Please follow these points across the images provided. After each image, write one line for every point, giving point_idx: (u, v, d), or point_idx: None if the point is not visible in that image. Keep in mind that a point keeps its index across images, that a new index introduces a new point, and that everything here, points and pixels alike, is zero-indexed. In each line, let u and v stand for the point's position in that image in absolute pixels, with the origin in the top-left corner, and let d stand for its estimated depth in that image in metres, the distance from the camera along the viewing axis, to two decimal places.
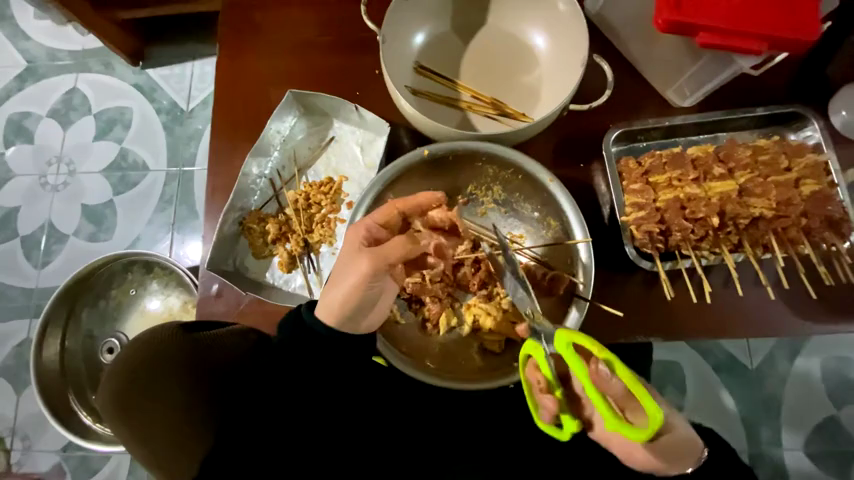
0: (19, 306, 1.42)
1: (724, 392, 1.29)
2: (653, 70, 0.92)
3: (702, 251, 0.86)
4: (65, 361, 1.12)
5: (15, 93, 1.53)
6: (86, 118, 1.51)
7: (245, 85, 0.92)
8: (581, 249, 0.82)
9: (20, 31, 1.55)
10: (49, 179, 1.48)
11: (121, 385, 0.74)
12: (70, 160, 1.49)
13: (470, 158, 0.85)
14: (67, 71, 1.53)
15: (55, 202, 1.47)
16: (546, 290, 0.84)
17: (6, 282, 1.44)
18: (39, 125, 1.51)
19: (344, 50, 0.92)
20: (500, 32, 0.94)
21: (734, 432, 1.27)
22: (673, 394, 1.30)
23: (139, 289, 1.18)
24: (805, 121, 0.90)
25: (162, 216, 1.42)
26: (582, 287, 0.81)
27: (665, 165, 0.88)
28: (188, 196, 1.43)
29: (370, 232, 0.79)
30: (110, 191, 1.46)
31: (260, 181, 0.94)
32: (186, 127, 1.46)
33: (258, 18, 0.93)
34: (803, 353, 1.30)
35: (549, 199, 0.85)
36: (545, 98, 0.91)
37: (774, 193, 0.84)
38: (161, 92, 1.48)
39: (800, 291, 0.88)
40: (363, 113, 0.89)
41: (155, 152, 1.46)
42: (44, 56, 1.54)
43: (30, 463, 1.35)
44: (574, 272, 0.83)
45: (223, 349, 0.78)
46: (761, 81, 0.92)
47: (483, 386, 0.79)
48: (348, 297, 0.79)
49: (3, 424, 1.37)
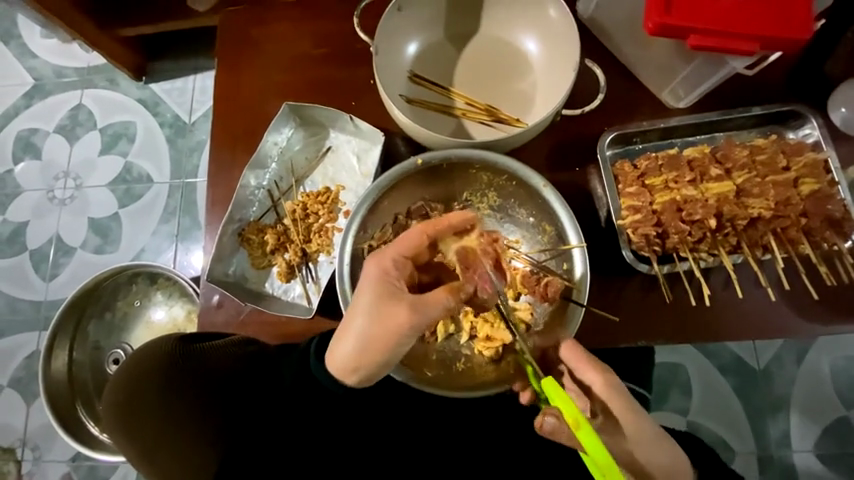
0: (29, 319, 1.45)
1: (731, 394, 1.27)
2: (647, 73, 0.92)
3: (700, 253, 0.85)
4: (73, 373, 1.15)
5: (23, 110, 1.57)
6: (92, 133, 1.54)
7: (240, 98, 0.94)
8: (576, 255, 0.83)
9: (28, 50, 1.59)
10: (56, 194, 1.52)
11: (123, 398, 0.82)
12: (77, 175, 1.52)
13: (465, 165, 0.85)
14: (73, 88, 1.57)
15: (62, 216, 1.50)
16: (542, 294, 0.84)
17: (16, 296, 1.47)
18: (46, 141, 1.55)
19: (338, 61, 0.93)
20: (493, 38, 0.95)
21: (742, 434, 1.25)
22: (678, 397, 1.28)
23: (143, 300, 1.19)
24: (803, 119, 0.89)
25: (166, 227, 1.45)
26: (577, 292, 0.82)
27: (661, 167, 0.87)
28: (191, 207, 1.46)
29: (394, 265, 0.73)
30: (116, 204, 1.49)
31: (258, 192, 0.95)
32: (189, 139, 1.49)
33: (253, 32, 0.95)
34: (811, 353, 1.28)
35: (542, 206, 0.86)
36: (538, 104, 0.91)
37: (772, 193, 0.83)
38: (164, 106, 1.52)
39: (801, 292, 0.87)
40: (358, 123, 0.90)
41: (159, 164, 1.49)
42: (51, 74, 1.58)
43: (42, 473, 1.38)
44: (570, 277, 0.84)
45: (214, 361, 0.80)
46: (757, 80, 0.92)
47: (476, 394, 0.80)
48: (364, 344, 0.73)
49: (13, 436, 1.40)
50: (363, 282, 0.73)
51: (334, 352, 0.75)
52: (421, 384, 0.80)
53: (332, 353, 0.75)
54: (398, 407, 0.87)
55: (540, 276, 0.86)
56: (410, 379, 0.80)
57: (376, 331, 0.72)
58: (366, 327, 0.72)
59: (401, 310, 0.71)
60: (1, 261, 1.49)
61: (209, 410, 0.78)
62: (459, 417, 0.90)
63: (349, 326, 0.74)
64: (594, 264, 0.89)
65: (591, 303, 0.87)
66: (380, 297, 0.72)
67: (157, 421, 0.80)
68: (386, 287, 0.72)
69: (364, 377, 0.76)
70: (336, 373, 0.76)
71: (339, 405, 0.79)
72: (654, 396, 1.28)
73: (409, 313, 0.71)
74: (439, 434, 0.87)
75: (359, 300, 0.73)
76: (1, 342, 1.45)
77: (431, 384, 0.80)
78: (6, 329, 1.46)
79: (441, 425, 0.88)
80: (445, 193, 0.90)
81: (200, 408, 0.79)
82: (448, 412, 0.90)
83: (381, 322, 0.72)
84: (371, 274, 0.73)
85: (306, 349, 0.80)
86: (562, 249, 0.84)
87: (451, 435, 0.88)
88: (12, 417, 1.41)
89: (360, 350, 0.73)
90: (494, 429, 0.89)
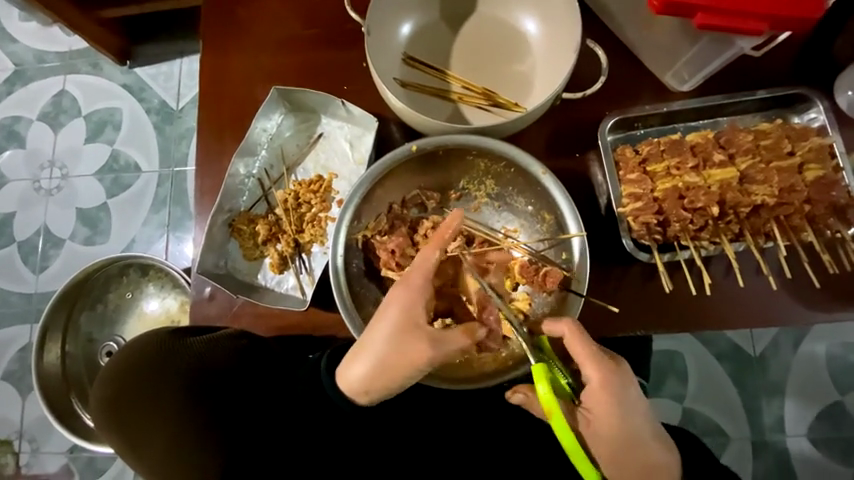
0: (19, 311, 1.44)
1: (726, 380, 1.28)
2: (650, 55, 0.89)
3: (701, 242, 0.83)
4: (67, 366, 1.13)
5: (4, 96, 1.53)
6: (77, 120, 1.50)
7: (228, 84, 0.90)
8: (575, 244, 0.81)
9: (7, 33, 1.54)
10: (42, 183, 1.48)
11: (108, 393, 0.80)
12: (63, 163, 1.49)
13: (461, 152, 0.82)
14: (55, 74, 1.52)
15: (50, 206, 1.47)
16: (540, 284, 0.82)
17: (5, 288, 1.45)
18: (29, 129, 1.51)
19: (329, 44, 0.90)
20: (491, 19, 0.91)
21: (737, 419, 1.26)
22: (673, 385, 1.28)
23: (135, 292, 1.17)
24: (809, 102, 0.86)
25: (156, 218, 1.43)
26: (577, 282, 0.80)
27: (663, 152, 0.85)
28: (181, 196, 1.43)
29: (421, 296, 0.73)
30: (104, 194, 1.46)
31: (248, 181, 0.92)
32: (178, 126, 1.46)
33: (240, 14, 0.91)
34: (807, 339, 1.28)
35: (541, 193, 0.83)
36: (537, 87, 0.88)
37: (776, 179, 0.81)
38: (151, 92, 1.48)
39: (803, 282, 0.85)
40: (350, 108, 0.86)
41: (146, 152, 1.46)
42: (32, 59, 1.53)
43: (39, 465, 1.38)
44: (569, 267, 0.82)
45: (206, 357, 0.79)
46: (763, 63, 0.89)
47: (474, 386, 0.77)
48: (378, 367, 0.73)
49: (10, 428, 1.40)
50: (384, 309, 0.73)
51: (347, 368, 0.74)
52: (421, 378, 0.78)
53: (345, 368, 0.74)
54: (406, 404, 0.86)
55: (538, 265, 0.84)
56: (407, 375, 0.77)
57: (393, 358, 0.72)
58: (383, 353, 0.72)
59: (421, 345, 0.71)
60: None
61: (201, 404, 0.77)
62: (459, 409, 0.87)
63: (364, 347, 0.73)
64: (595, 253, 0.87)
65: (591, 294, 0.86)
66: (402, 327, 0.72)
67: (142, 413, 0.78)
68: (410, 319, 0.72)
69: (376, 397, 0.76)
70: (345, 389, 0.75)
71: (348, 420, 0.78)
72: (651, 383, 1.28)
73: (428, 348, 0.71)
74: (440, 427, 0.85)
75: (378, 325, 0.73)
76: None
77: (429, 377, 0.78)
78: None
79: (443, 414, 0.86)
80: (441, 180, 0.88)
81: (194, 402, 0.77)
82: (448, 404, 0.87)
83: (399, 351, 0.72)
84: (397, 301, 0.73)
85: (315, 364, 0.78)
86: (561, 238, 0.82)
87: (456, 430, 0.85)
88: (8, 409, 1.40)
89: (375, 372, 0.73)
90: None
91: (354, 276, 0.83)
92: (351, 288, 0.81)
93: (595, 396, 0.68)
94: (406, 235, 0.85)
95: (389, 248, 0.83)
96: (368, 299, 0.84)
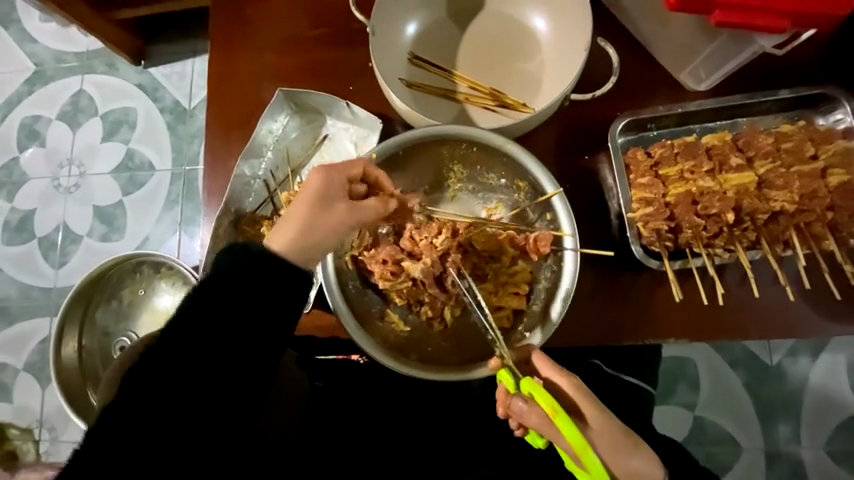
0: (41, 305, 1.49)
1: (739, 386, 1.24)
2: (667, 53, 0.85)
3: (715, 249, 0.80)
4: (83, 361, 1.09)
5: (25, 96, 1.58)
6: (93, 119, 1.55)
7: (233, 84, 0.91)
8: (557, 204, 0.75)
9: (29, 35, 1.59)
10: (61, 181, 1.53)
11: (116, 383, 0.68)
12: (81, 162, 1.53)
13: (421, 148, 0.78)
14: (73, 73, 1.57)
15: (69, 203, 1.52)
16: (534, 250, 0.77)
17: (28, 282, 1.50)
18: (49, 128, 1.56)
19: (337, 44, 0.90)
20: (501, 17, 0.89)
21: (748, 427, 1.22)
22: (685, 391, 1.24)
23: (147, 289, 1.09)
24: (835, 103, 0.82)
25: (169, 215, 1.47)
26: (570, 237, 0.74)
27: (677, 155, 0.81)
28: (193, 193, 1.47)
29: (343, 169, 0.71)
30: (120, 192, 1.50)
31: (255, 182, 0.90)
32: (190, 126, 1.50)
33: (248, 15, 0.91)
34: (828, 350, 1.23)
35: (508, 163, 0.78)
36: (547, 86, 0.86)
37: (797, 185, 0.77)
38: (164, 91, 1.52)
39: (822, 292, 0.82)
40: (355, 110, 0.86)
41: (159, 151, 1.50)
42: (51, 60, 1.58)
43: (57, 453, 1.42)
44: (557, 226, 0.76)
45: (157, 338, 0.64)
46: (783, 64, 0.85)
47: (466, 377, 0.73)
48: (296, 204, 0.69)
49: (31, 417, 1.45)
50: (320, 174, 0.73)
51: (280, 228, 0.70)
52: (430, 375, 0.73)
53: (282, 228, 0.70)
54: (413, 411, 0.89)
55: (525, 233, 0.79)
56: (407, 368, 0.73)
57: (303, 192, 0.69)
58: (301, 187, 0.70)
59: (317, 178, 0.69)
60: (12, 248, 1.52)
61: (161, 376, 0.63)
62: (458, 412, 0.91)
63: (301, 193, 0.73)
64: (601, 257, 0.84)
65: (594, 300, 0.83)
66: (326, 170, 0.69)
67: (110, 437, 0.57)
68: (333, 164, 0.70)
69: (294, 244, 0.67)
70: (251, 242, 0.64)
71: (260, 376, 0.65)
72: (660, 390, 1.25)
73: (320, 179, 0.68)
74: (430, 421, 0.88)
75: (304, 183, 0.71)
76: (17, 327, 1.49)
77: (434, 368, 0.74)
78: (21, 314, 1.49)
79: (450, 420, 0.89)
80: (420, 179, 0.84)
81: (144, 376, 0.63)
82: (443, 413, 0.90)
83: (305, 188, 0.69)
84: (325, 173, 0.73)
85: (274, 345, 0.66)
86: (540, 200, 0.77)
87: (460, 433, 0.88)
88: (28, 398, 1.46)
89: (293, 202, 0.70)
90: (479, 425, 0.89)
91: (354, 297, 0.80)
92: (352, 308, 0.78)
93: (572, 401, 0.67)
94: (394, 243, 0.82)
95: (380, 260, 0.80)
96: (373, 313, 0.81)
